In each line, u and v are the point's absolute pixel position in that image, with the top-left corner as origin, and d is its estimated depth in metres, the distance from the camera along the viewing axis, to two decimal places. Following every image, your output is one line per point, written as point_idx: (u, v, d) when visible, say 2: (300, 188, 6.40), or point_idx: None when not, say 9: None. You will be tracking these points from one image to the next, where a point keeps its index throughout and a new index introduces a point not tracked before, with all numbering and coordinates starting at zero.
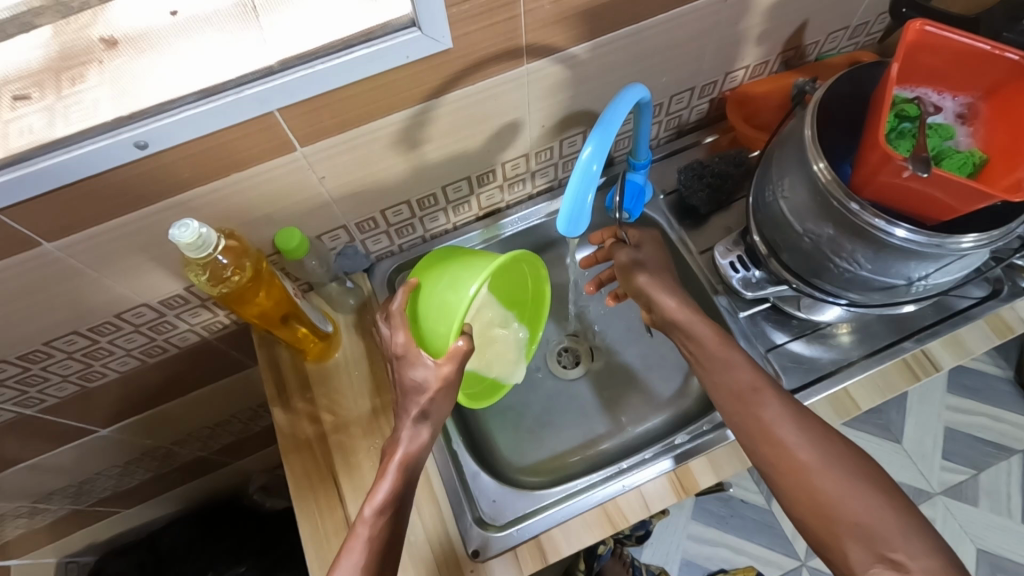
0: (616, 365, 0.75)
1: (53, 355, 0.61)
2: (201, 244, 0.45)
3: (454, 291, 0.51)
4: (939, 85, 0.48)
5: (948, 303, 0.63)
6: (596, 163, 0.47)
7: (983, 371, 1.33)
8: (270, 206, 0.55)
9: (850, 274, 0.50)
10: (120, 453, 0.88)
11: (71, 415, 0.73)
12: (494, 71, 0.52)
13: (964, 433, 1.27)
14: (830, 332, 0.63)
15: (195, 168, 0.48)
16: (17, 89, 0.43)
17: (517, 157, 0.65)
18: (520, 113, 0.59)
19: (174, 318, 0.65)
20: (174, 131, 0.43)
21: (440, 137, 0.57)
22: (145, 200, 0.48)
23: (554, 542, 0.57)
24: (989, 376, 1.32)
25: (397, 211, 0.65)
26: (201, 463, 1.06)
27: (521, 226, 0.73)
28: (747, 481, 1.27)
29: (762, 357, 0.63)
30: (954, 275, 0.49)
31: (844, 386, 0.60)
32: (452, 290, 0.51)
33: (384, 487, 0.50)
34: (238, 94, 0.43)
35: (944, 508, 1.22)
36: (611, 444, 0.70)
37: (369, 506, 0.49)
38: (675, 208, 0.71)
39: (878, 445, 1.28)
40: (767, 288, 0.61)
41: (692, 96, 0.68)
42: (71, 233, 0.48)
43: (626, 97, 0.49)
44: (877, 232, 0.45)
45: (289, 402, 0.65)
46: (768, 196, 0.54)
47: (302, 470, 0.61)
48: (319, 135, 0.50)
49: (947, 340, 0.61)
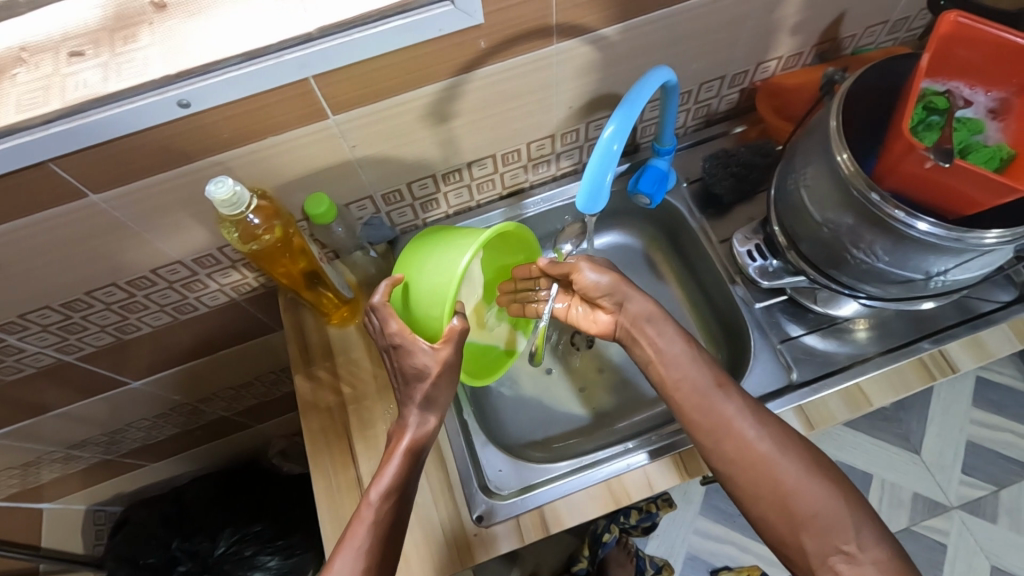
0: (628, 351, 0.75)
1: (93, 305, 0.65)
2: (235, 201, 0.48)
3: (441, 273, 0.51)
4: (971, 79, 0.47)
5: (970, 305, 0.63)
6: (617, 143, 0.48)
7: (1012, 387, 1.29)
8: (302, 173, 0.58)
9: (867, 266, 0.50)
10: (149, 407, 0.93)
11: (106, 366, 0.77)
12: (524, 49, 0.53)
13: (986, 448, 1.24)
14: (847, 327, 0.63)
15: (234, 129, 0.50)
16: (74, 46, 0.46)
17: (542, 137, 0.66)
18: (548, 92, 0.60)
19: (205, 277, 0.68)
20: (217, 90, 0.45)
21: (469, 112, 0.58)
22: (186, 158, 0.51)
23: (557, 515, 0.58)
24: (1017, 392, 1.29)
25: (423, 184, 0.66)
26: (223, 424, 1.10)
27: (543, 207, 0.74)
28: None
29: (774, 348, 0.63)
30: (975, 272, 0.48)
31: (856, 381, 0.60)
32: (439, 272, 0.52)
33: (391, 469, 0.51)
34: (278, 58, 0.45)
35: (960, 523, 1.19)
36: (620, 428, 0.70)
37: (376, 489, 0.50)
38: (698, 197, 0.72)
39: (895, 454, 1.26)
40: (783, 278, 0.61)
41: (722, 85, 0.68)
42: (116, 186, 0.51)
43: (652, 78, 0.50)
44: (897, 223, 0.44)
45: (311, 367, 0.67)
46: (790, 185, 0.54)
47: (319, 428, 0.64)
48: (352, 104, 0.52)
49: (967, 342, 0.60)
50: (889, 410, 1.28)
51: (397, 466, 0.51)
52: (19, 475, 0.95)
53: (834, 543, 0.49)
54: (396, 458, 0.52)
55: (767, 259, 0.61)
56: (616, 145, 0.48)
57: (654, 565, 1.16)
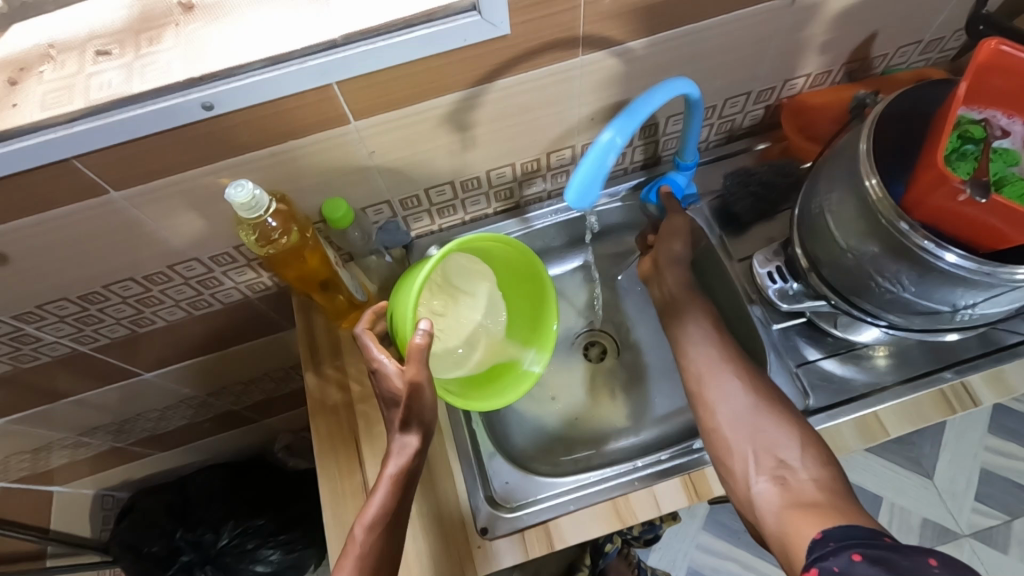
0: (639, 367, 0.75)
1: (110, 298, 0.65)
2: (254, 205, 0.48)
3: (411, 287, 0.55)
4: (1008, 108, 0.46)
5: (993, 337, 0.61)
6: (619, 138, 0.47)
7: None
8: (321, 176, 0.57)
9: (892, 295, 0.48)
10: (159, 398, 0.94)
11: (119, 357, 0.78)
12: (547, 60, 0.53)
13: (1000, 476, 1.22)
14: (866, 353, 0.62)
15: (253, 132, 0.50)
16: (100, 46, 0.46)
17: (563, 148, 0.66)
18: (569, 103, 0.59)
19: (220, 275, 0.68)
20: (238, 95, 0.45)
21: (489, 121, 0.58)
22: (205, 159, 0.51)
23: (562, 531, 0.57)
24: None
25: (440, 191, 0.66)
26: (232, 417, 1.11)
27: (553, 218, 0.74)
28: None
29: (790, 372, 0.62)
30: (1004, 307, 0.47)
31: (874, 410, 0.59)
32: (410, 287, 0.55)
33: (377, 499, 0.51)
34: (301, 65, 0.45)
35: (970, 551, 1.17)
36: (628, 443, 0.70)
37: (359, 524, 0.50)
38: (718, 214, 0.70)
39: (906, 478, 1.24)
40: (803, 302, 0.60)
41: (747, 101, 0.67)
42: (135, 185, 0.51)
43: (665, 87, 0.50)
44: (925, 254, 0.43)
45: (320, 370, 0.67)
46: (814, 209, 0.53)
47: (327, 431, 0.64)
48: (372, 111, 0.52)
49: (989, 374, 0.59)
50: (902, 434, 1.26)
51: (384, 493, 0.51)
52: (30, 458, 0.97)
53: (777, 457, 0.50)
54: (383, 485, 0.52)
55: (784, 282, 0.61)
56: (613, 139, 0.47)
57: None
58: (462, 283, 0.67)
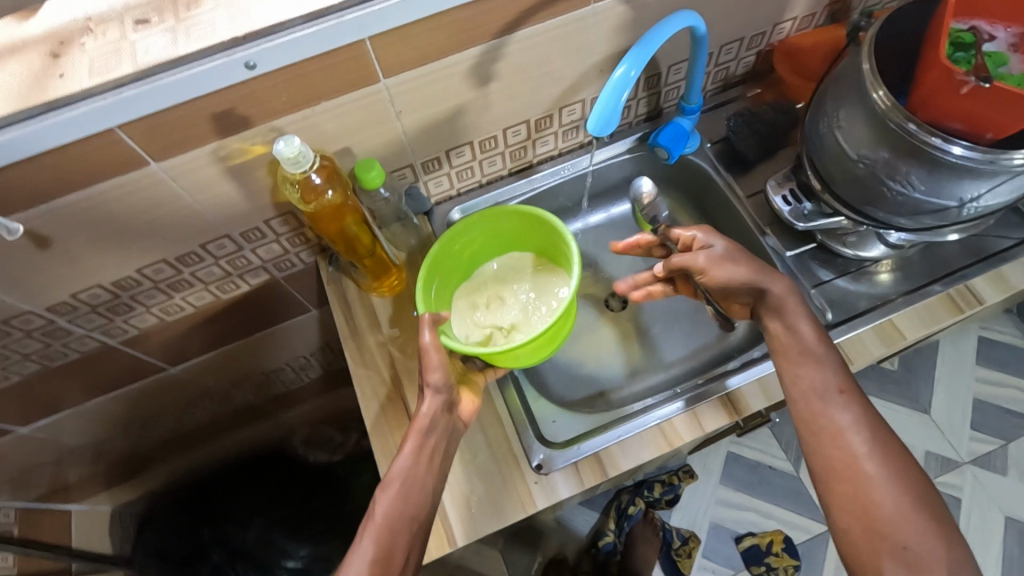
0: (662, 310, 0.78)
1: (142, 284, 0.66)
2: (300, 160, 0.50)
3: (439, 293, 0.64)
4: (992, 16, 0.50)
5: (989, 244, 0.66)
6: (634, 70, 0.51)
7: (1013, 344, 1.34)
8: (350, 139, 0.59)
9: (903, 198, 0.52)
10: (181, 396, 0.93)
11: (146, 351, 0.78)
12: (563, 8, 0.56)
13: (993, 404, 1.28)
14: (874, 269, 0.66)
15: (291, 93, 0.51)
16: (139, 15, 0.47)
17: (574, 102, 0.69)
18: (581, 54, 0.62)
19: (250, 253, 0.69)
20: (281, 52, 0.47)
21: (507, 75, 0.60)
22: (244, 124, 0.52)
23: (613, 458, 0.60)
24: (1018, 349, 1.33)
25: (460, 152, 0.68)
26: (251, 415, 1.11)
27: (567, 172, 0.76)
28: (772, 448, 1.28)
29: (807, 292, 0.66)
30: (1005, 196, 0.51)
31: (889, 317, 0.63)
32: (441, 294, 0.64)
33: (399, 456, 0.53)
34: (341, 18, 0.47)
35: (972, 477, 1.23)
36: (658, 380, 0.73)
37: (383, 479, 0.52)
38: (722, 156, 0.74)
39: (907, 415, 1.29)
40: (817, 220, 0.63)
41: (741, 47, 0.71)
42: (176, 154, 0.52)
43: (675, 21, 0.53)
44: (934, 151, 0.47)
45: (362, 341, 0.69)
46: (822, 130, 0.57)
47: (372, 391, 0.66)
48: (402, 68, 0.54)
49: (990, 276, 0.64)
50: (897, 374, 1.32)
51: (410, 448, 0.53)
52: (51, 471, 0.95)
53: None
54: (409, 440, 0.53)
55: (794, 202, 0.65)
56: (630, 73, 0.51)
57: (681, 536, 1.21)
58: (514, 278, 0.70)
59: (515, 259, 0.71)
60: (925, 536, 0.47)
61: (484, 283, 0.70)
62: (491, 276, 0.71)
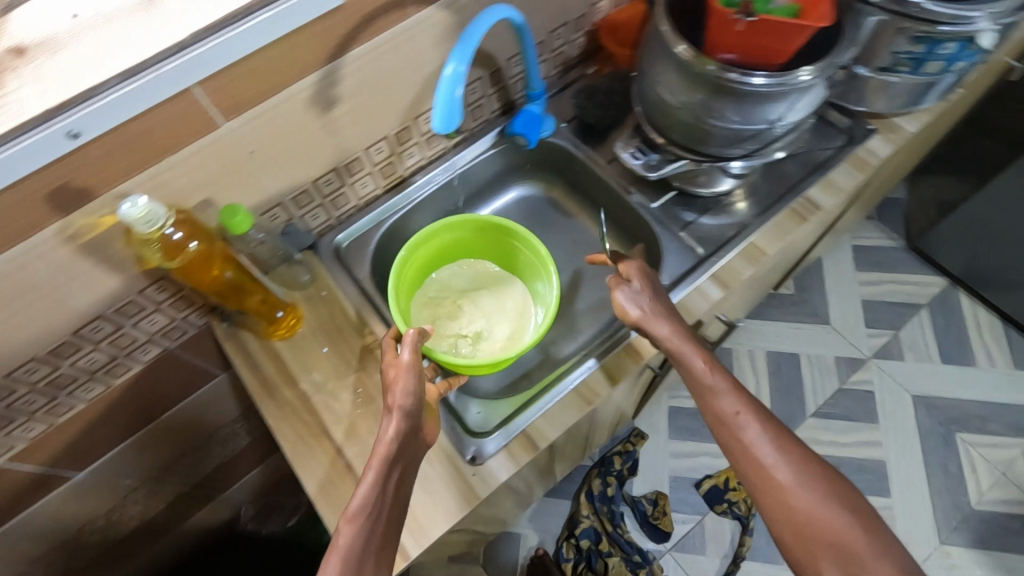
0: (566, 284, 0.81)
1: (17, 390, 0.61)
2: (150, 220, 0.49)
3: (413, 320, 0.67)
4: None
5: (815, 157, 0.75)
6: (461, 67, 0.54)
7: (881, 246, 1.51)
8: (207, 188, 0.59)
9: (725, 130, 0.59)
10: (100, 503, 0.86)
11: (43, 462, 0.72)
12: (385, 23, 0.58)
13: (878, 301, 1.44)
14: (728, 202, 0.73)
15: (126, 154, 0.50)
16: None
17: (427, 109, 0.71)
18: (419, 63, 0.65)
19: (132, 329, 0.66)
20: (102, 114, 0.46)
21: (352, 95, 0.62)
22: (82, 196, 0.51)
23: (540, 431, 0.62)
24: (886, 249, 1.50)
25: (327, 180, 0.69)
26: (184, 500, 1.03)
27: (439, 179, 0.79)
28: None
29: (677, 235, 0.71)
30: (803, 111, 0.58)
31: (749, 239, 0.69)
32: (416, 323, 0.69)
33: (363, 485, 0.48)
34: (159, 69, 0.46)
35: (879, 369, 1.37)
36: (570, 349, 0.77)
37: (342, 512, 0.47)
38: (578, 132, 0.79)
39: (813, 330, 1.41)
40: (666, 168, 0.69)
41: (568, 31, 0.76)
42: (14, 244, 0.49)
43: (490, 16, 0.57)
44: (735, 84, 0.53)
45: (276, 391, 0.67)
46: (648, 88, 0.62)
47: (295, 434, 0.65)
48: (239, 107, 0.54)
49: (823, 184, 0.72)
50: (795, 296, 1.45)
51: (374, 478, 0.48)
52: None
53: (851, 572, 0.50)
54: (372, 468, 0.49)
55: (644, 157, 0.70)
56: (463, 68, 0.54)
57: (650, 499, 1.26)
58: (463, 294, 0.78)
59: (466, 269, 0.80)
60: (847, 530, 0.51)
61: (438, 293, 0.77)
62: (443, 287, 0.78)
